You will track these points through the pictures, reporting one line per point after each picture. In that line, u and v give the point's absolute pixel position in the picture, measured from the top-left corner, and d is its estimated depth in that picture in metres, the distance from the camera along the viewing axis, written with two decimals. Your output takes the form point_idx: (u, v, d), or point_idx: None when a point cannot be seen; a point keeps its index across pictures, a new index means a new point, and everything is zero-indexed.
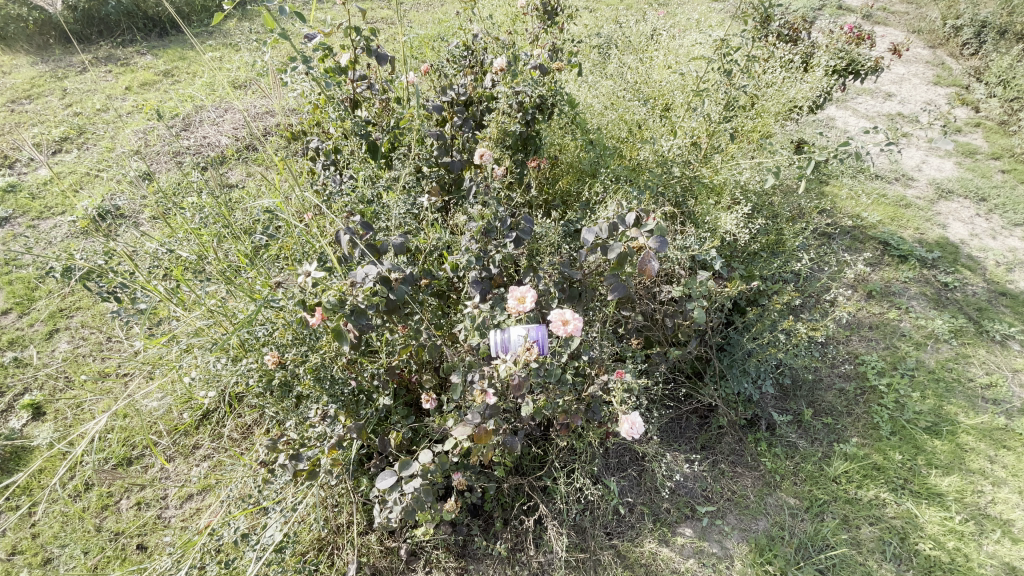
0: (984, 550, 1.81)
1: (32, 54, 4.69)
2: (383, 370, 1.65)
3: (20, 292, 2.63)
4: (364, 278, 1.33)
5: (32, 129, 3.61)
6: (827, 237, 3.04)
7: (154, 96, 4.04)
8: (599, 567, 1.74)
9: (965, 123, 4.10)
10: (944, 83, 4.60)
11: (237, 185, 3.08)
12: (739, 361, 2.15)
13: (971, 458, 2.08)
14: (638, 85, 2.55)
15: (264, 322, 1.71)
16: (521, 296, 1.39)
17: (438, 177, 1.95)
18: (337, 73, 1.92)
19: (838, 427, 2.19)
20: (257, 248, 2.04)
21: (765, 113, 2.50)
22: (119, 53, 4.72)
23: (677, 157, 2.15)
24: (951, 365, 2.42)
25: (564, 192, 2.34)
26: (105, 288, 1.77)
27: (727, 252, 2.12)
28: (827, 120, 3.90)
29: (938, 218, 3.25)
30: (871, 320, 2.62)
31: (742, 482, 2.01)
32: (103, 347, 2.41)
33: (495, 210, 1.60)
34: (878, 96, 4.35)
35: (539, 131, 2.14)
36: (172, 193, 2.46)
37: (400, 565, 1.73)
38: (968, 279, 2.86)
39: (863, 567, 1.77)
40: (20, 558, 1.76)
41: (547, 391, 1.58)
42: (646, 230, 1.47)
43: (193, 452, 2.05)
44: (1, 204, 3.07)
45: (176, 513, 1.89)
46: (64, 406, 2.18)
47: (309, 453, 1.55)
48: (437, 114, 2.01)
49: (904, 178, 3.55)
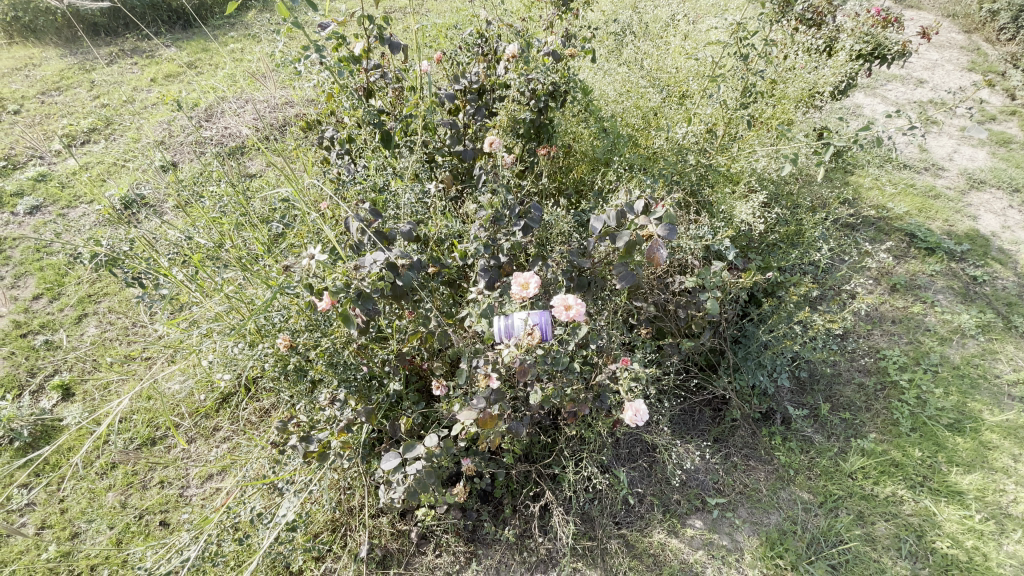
0: (1004, 550, 1.76)
1: (60, 47, 4.83)
2: (394, 356, 1.68)
3: (50, 278, 2.74)
4: (372, 264, 1.39)
5: (62, 120, 3.72)
6: (851, 228, 2.96)
7: (178, 87, 4.12)
8: (606, 556, 1.75)
9: (999, 111, 3.94)
10: (979, 70, 4.42)
11: (257, 175, 3.13)
12: (754, 353, 2.12)
13: (993, 456, 2.02)
14: (652, 72, 2.51)
15: (280, 308, 1.71)
16: (524, 282, 1.39)
17: (452, 167, 2.00)
18: (352, 62, 1.93)
19: (855, 422, 2.15)
20: (274, 236, 2.08)
21: (785, 99, 2.46)
22: (145, 46, 4.82)
23: (692, 146, 2.15)
24: (976, 361, 2.34)
25: (577, 181, 2.33)
26: (130, 274, 1.85)
27: (743, 243, 2.04)
28: (853, 108, 3.78)
29: (968, 209, 3.13)
30: (894, 314, 2.55)
31: (754, 476, 1.99)
32: (129, 331, 2.49)
33: (504, 198, 1.62)
34: (909, 82, 4.20)
35: (551, 119, 2.10)
36: (194, 182, 2.52)
37: (411, 548, 1.78)
38: (998, 272, 2.75)
39: (877, 564, 1.73)
40: (49, 532, 1.84)
41: (554, 379, 1.60)
42: (656, 217, 1.44)
43: (214, 434, 2.12)
44: (33, 194, 3.19)
45: (197, 491, 1.96)
46: (92, 388, 2.27)
47: (319, 435, 1.60)
48: (450, 104, 2.03)
49: (934, 168, 3.43)
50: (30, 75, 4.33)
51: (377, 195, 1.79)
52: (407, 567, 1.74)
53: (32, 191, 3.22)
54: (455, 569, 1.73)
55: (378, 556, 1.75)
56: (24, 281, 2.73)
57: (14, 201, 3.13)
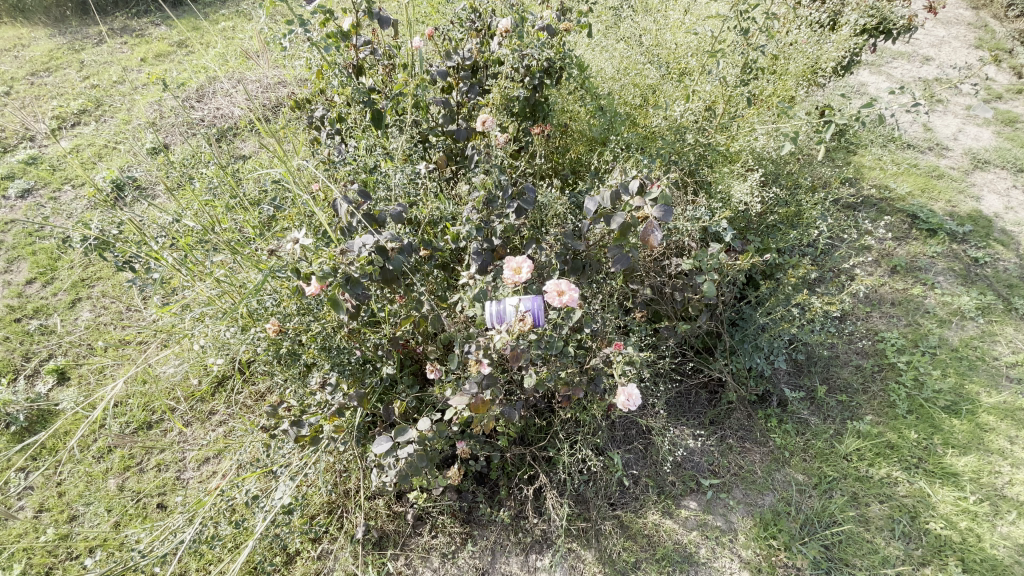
0: (998, 531, 1.77)
1: (50, 26, 4.74)
2: (386, 341, 1.66)
3: (43, 263, 2.71)
4: (361, 248, 1.36)
5: (52, 101, 3.66)
6: (852, 208, 2.91)
7: (168, 67, 4.04)
8: (600, 537, 1.76)
9: (1006, 90, 3.85)
10: (987, 46, 4.31)
11: (249, 157, 3.07)
12: (751, 336, 2.11)
13: (990, 438, 2.01)
14: (650, 48, 2.45)
15: (272, 292, 1.71)
16: (517, 266, 1.37)
17: (446, 146, 2.00)
18: (340, 38, 1.86)
19: (852, 404, 2.14)
20: (266, 219, 2.05)
21: (786, 75, 2.42)
22: (135, 25, 4.72)
23: (691, 124, 2.11)
24: (976, 343, 2.33)
25: (574, 161, 2.29)
26: (121, 259, 1.81)
27: (741, 224, 2.06)
28: (857, 86, 3.70)
29: (971, 189, 3.09)
30: (893, 296, 2.53)
31: (750, 458, 1.99)
32: (123, 316, 2.47)
33: (496, 178, 1.58)
34: (915, 59, 4.11)
35: (546, 97, 2.10)
36: (184, 163, 2.48)
37: (408, 529, 1.79)
38: (1000, 254, 2.72)
39: (871, 544, 1.74)
40: (47, 515, 1.85)
41: (549, 362, 1.59)
42: (651, 198, 1.41)
43: (209, 418, 2.13)
44: (25, 177, 3.15)
45: (194, 474, 1.97)
46: (87, 372, 2.27)
47: (309, 420, 1.60)
48: (442, 80, 1.97)
49: (938, 147, 3.37)
50: (18, 56, 4.25)
51: (368, 175, 1.76)
52: (404, 548, 1.76)
53: (23, 174, 3.18)
54: (451, 550, 1.75)
55: (375, 537, 1.77)
56: (17, 266, 2.72)
57: (5, 184, 3.10)
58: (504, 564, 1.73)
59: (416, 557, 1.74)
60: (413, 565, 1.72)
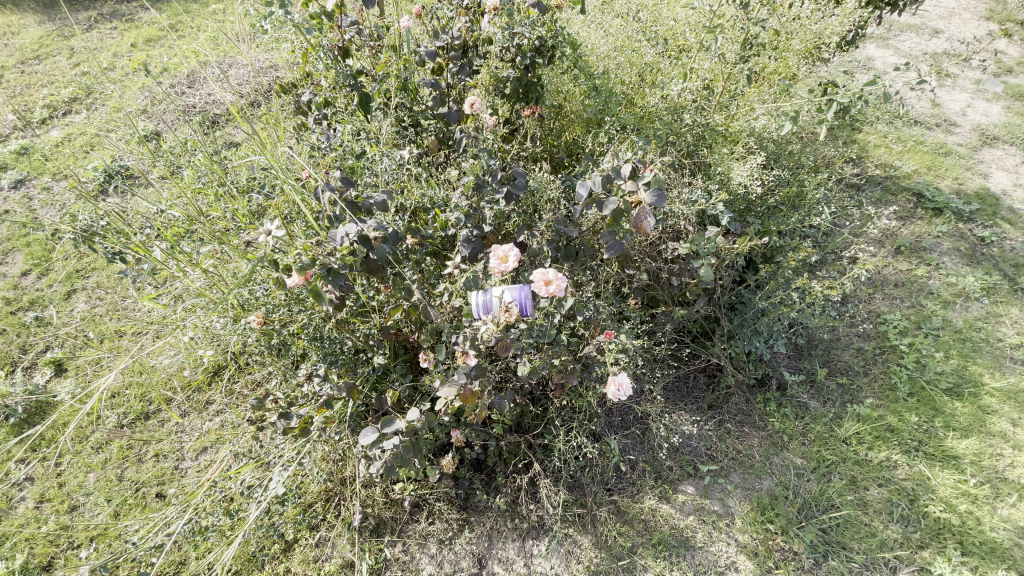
0: (998, 514, 1.75)
1: (39, 12, 4.66)
2: (377, 331, 1.63)
3: (38, 254, 2.71)
4: (344, 237, 1.33)
5: (42, 90, 3.61)
6: (856, 188, 2.86)
7: (158, 53, 3.97)
8: (596, 523, 1.76)
9: (1016, 63, 3.74)
10: (998, 17, 4.17)
11: (241, 143, 3.04)
12: (750, 320, 2.07)
13: (992, 421, 1.99)
14: (649, 25, 2.40)
15: (263, 282, 1.72)
16: (504, 254, 1.35)
17: (437, 130, 1.96)
18: (324, 19, 1.85)
19: (852, 387, 2.12)
20: (257, 207, 2.03)
21: (786, 51, 2.36)
22: (124, 10, 4.63)
23: (690, 104, 2.04)
24: (980, 324, 2.29)
25: (570, 143, 2.25)
26: (110, 251, 1.79)
27: (740, 206, 2.01)
28: (863, 60, 3.60)
29: (980, 166, 3.01)
30: (897, 277, 2.48)
31: (748, 442, 1.98)
32: (118, 307, 2.47)
33: (486, 163, 1.56)
34: (924, 32, 3.99)
35: (539, 76, 2.03)
36: (173, 151, 2.45)
37: (404, 516, 1.79)
38: (1007, 232, 2.66)
39: (868, 528, 1.73)
40: (47, 505, 1.87)
41: (541, 351, 1.57)
42: (643, 182, 1.38)
43: (207, 408, 2.14)
44: (16, 166, 3.13)
45: (192, 464, 1.98)
46: (84, 363, 2.26)
47: (298, 412, 1.57)
48: (430, 62, 1.90)
49: (946, 124, 3.28)
50: (8, 44, 4.18)
51: (355, 162, 1.78)
52: (401, 535, 1.76)
53: (14, 164, 3.15)
54: (447, 536, 1.75)
55: (372, 524, 1.78)
56: (12, 257, 2.71)
57: None
58: (501, 550, 1.73)
59: (414, 543, 1.74)
60: (410, 552, 1.73)
